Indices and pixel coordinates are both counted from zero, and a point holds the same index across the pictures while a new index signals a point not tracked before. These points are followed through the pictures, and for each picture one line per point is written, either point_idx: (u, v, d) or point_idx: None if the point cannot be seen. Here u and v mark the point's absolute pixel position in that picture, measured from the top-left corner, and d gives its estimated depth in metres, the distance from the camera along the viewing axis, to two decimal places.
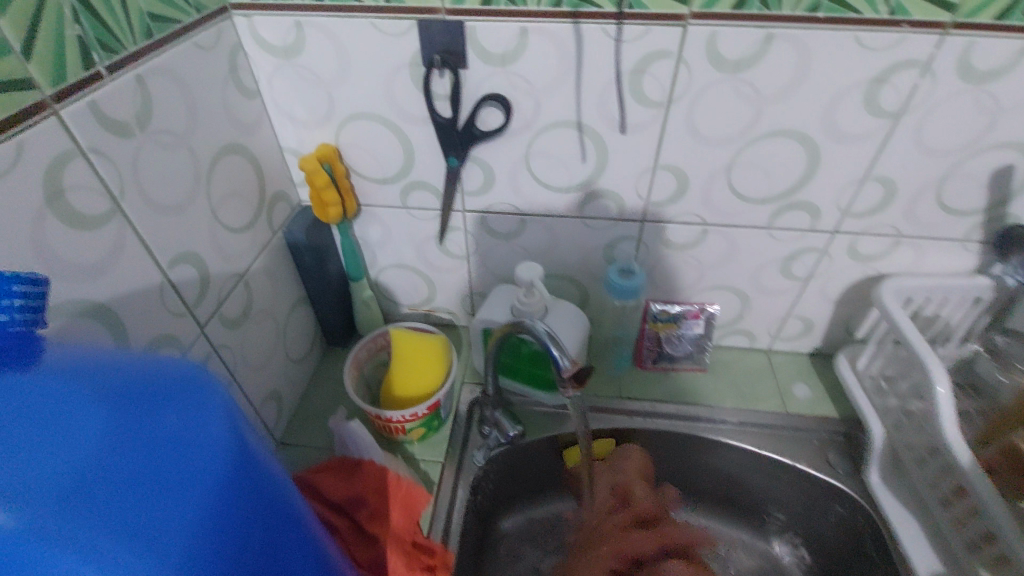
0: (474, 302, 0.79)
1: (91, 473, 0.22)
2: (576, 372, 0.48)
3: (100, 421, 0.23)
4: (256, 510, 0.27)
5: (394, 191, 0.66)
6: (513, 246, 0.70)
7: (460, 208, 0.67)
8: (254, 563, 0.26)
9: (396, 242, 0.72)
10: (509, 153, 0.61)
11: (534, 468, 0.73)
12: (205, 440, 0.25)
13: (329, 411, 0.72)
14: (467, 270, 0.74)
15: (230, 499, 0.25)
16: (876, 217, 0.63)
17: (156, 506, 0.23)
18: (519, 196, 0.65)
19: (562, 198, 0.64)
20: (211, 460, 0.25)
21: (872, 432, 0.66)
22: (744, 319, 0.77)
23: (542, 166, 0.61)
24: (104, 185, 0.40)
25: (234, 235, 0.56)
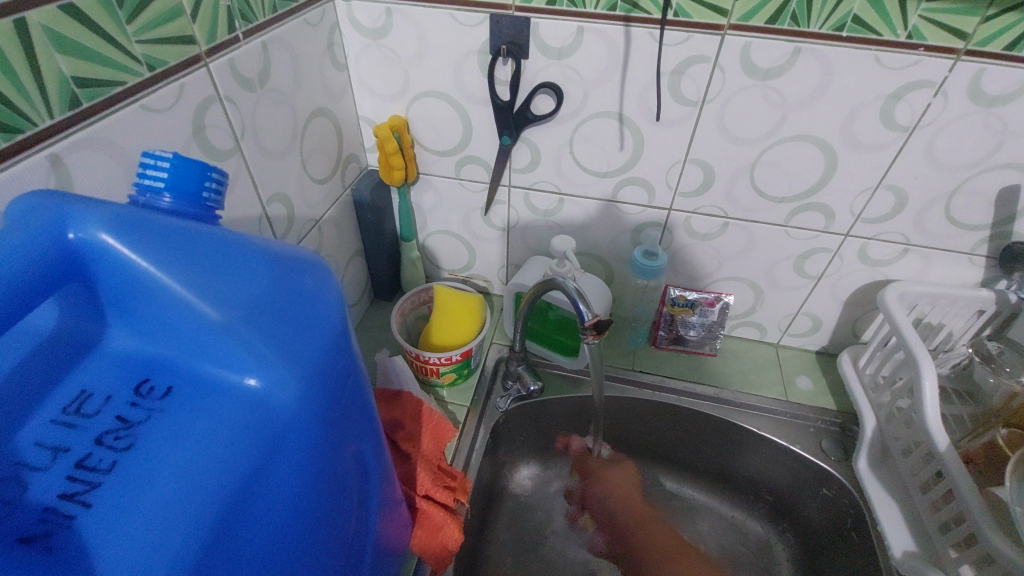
0: (509, 272, 0.87)
1: (250, 309, 0.28)
2: (596, 322, 0.55)
3: (258, 273, 0.29)
4: (352, 371, 0.31)
5: (450, 163, 0.75)
6: (550, 223, 0.78)
7: (507, 183, 0.75)
8: (345, 410, 0.31)
9: (446, 210, 0.81)
10: (556, 137, 0.69)
11: (548, 423, 0.81)
12: (327, 306, 0.30)
13: (373, 352, 0.81)
14: (506, 241, 0.83)
15: (339, 356, 0.30)
16: (887, 224, 0.68)
17: (289, 345, 0.28)
18: (560, 177, 0.73)
19: (599, 182, 0.72)
20: (329, 323, 0.29)
21: (864, 423, 0.71)
22: (756, 312, 0.83)
23: (583, 151, 0.69)
24: (231, 127, 0.50)
25: (315, 185, 0.66)
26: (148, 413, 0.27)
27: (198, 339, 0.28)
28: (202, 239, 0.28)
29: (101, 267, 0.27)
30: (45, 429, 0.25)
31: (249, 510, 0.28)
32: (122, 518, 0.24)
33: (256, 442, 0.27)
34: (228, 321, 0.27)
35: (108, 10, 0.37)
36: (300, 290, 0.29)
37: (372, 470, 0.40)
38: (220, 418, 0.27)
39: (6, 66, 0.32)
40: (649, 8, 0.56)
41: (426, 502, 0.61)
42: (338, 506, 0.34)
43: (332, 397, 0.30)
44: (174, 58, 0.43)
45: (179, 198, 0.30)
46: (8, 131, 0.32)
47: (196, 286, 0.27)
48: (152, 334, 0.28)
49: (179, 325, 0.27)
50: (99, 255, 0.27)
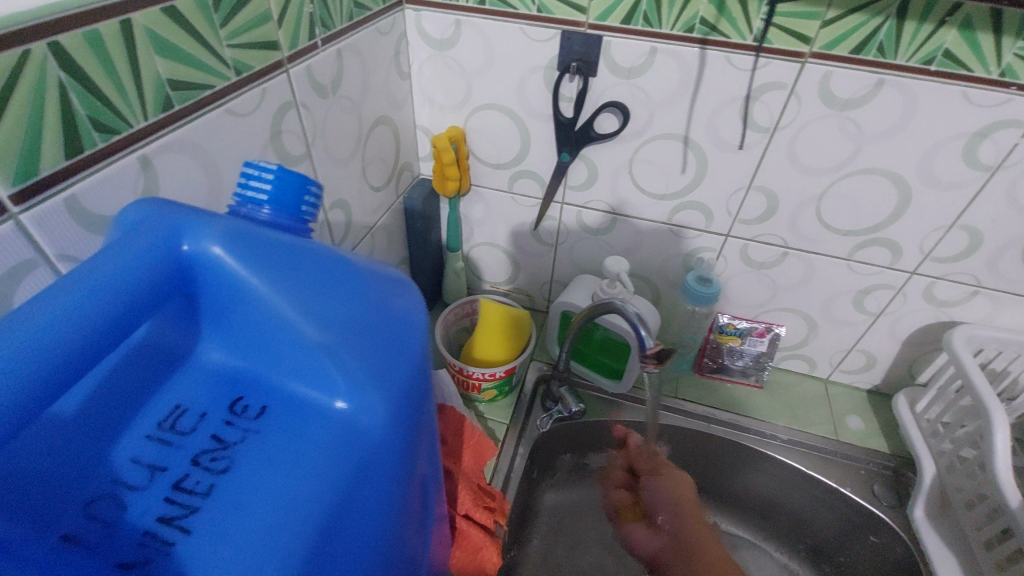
0: (553, 289, 0.86)
1: (347, 328, 0.27)
2: (658, 351, 0.54)
3: (356, 291, 0.28)
4: (429, 391, 0.30)
5: (504, 176, 0.74)
6: (600, 242, 0.77)
7: (560, 200, 0.74)
8: (421, 430, 0.30)
9: (494, 223, 0.80)
10: (617, 157, 0.67)
11: (588, 446, 0.79)
12: (413, 325, 0.29)
13: None
14: (553, 256, 0.81)
15: (422, 376, 0.29)
16: (957, 264, 0.65)
17: (381, 367, 0.27)
18: (615, 196, 0.71)
19: (656, 204, 0.71)
20: (417, 343, 0.28)
21: (923, 471, 0.68)
22: (807, 345, 0.80)
23: (643, 171, 0.68)
24: (303, 134, 0.49)
25: (372, 192, 0.65)
26: (243, 433, 0.26)
27: (293, 357, 0.27)
28: (303, 255, 0.27)
29: (208, 280, 0.26)
30: (143, 447, 0.24)
31: (339, 539, 0.26)
32: (221, 541, 0.23)
33: (347, 466, 0.26)
34: (326, 339, 0.26)
35: (205, 13, 0.37)
36: (392, 309, 0.28)
37: (431, 499, 0.38)
38: (313, 439, 0.26)
39: (110, 70, 0.31)
40: (728, 32, 0.55)
41: (466, 521, 0.59)
42: (405, 534, 0.32)
43: (414, 420, 0.29)
44: (259, 62, 0.42)
45: (277, 210, 0.29)
46: (106, 132, 0.32)
47: (296, 301, 0.26)
48: (246, 348, 0.27)
49: (275, 341, 0.27)
50: (206, 267, 0.26)
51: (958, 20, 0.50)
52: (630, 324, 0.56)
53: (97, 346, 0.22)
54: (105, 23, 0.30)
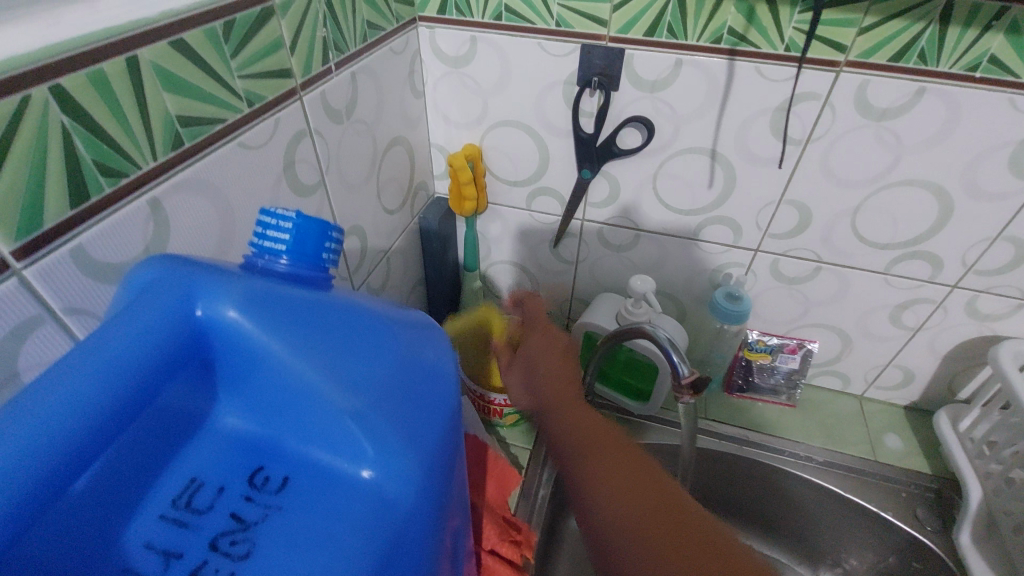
0: (573, 307, 0.83)
1: (374, 388, 0.24)
2: (694, 380, 0.51)
3: (383, 346, 0.26)
4: (458, 450, 0.28)
5: (522, 193, 0.72)
6: (623, 259, 0.74)
7: (580, 217, 0.72)
8: (451, 492, 0.28)
9: (512, 240, 0.78)
10: (640, 172, 0.65)
11: None
12: (440, 379, 0.27)
13: None
14: (574, 274, 0.79)
15: (452, 433, 0.27)
16: (1003, 277, 0.62)
17: (412, 428, 0.25)
18: (638, 212, 0.69)
19: (681, 219, 0.68)
20: (444, 399, 0.26)
21: (969, 495, 0.64)
22: (841, 361, 0.77)
23: (667, 186, 0.65)
24: (317, 161, 0.47)
25: (387, 215, 0.63)
26: (265, 510, 0.23)
27: (317, 424, 0.25)
28: (323, 310, 0.25)
29: (223, 342, 0.24)
30: (159, 531, 0.22)
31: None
32: None
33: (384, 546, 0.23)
34: (354, 405, 0.24)
35: (215, 45, 0.35)
36: (420, 364, 0.26)
37: (459, 563, 0.35)
38: (342, 515, 0.24)
39: (117, 110, 0.30)
40: (758, 42, 0.52)
41: (491, 557, 0.56)
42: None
43: (445, 484, 0.26)
44: (272, 91, 0.40)
45: (296, 261, 0.27)
46: (113, 176, 0.30)
47: (322, 364, 0.24)
48: (265, 412, 0.25)
49: (298, 408, 0.25)
50: (222, 332, 0.24)
51: (1006, 24, 0.46)
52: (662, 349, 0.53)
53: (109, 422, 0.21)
54: (111, 62, 0.29)
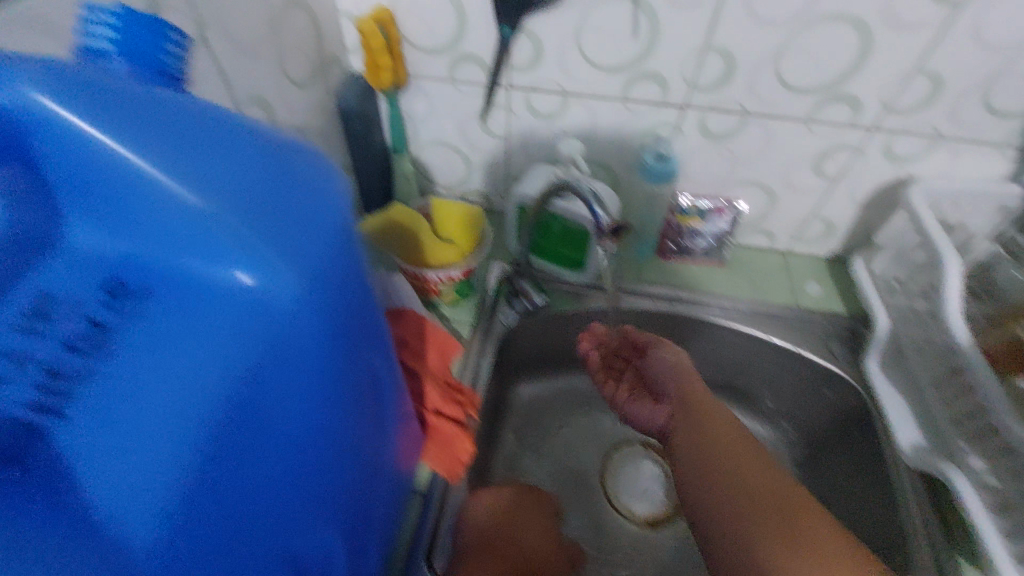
0: (507, 183, 0.81)
1: (236, 192, 0.25)
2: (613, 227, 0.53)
3: (244, 154, 0.25)
4: (353, 266, 0.29)
5: (443, 62, 0.68)
6: (553, 128, 0.72)
7: (506, 83, 0.68)
8: (348, 312, 0.29)
9: (439, 117, 0.74)
10: (562, 27, 0.62)
11: (557, 339, 0.79)
12: (322, 198, 0.27)
13: None
14: (506, 149, 0.76)
15: (339, 249, 0.27)
16: (918, 115, 0.63)
17: (288, 237, 0.25)
18: (565, 73, 0.66)
19: (608, 78, 0.65)
20: (325, 214, 0.27)
21: (878, 325, 0.70)
22: (769, 219, 0.79)
23: (591, 41, 0.62)
24: (193, 12, 0.43)
25: (294, 87, 0.59)
26: (124, 318, 0.27)
27: (192, 232, 0.25)
28: (170, 112, 0.25)
29: (46, 141, 0.23)
30: (10, 337, 0.24)
31: (263, 412, 0.28)
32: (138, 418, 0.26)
33: (250, 345, 0.27)
34: (229, 211, 0.24)
35: None
36: (297, 177, 0.26)
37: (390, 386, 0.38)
38: (218, 312, 0.27)
39: None
40: None
41: (435, 417, 0.59)
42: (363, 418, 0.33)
43: (333, 298, 0.28)
44: None
45: (133, 61, 0.26)
46: None
47: (168, 163, 0.24)
48: (123, 230, 0.26)
49: (162, 220, 0.25)
50: (40, 130, 0.23)
51: None
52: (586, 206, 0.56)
53: None
54: None
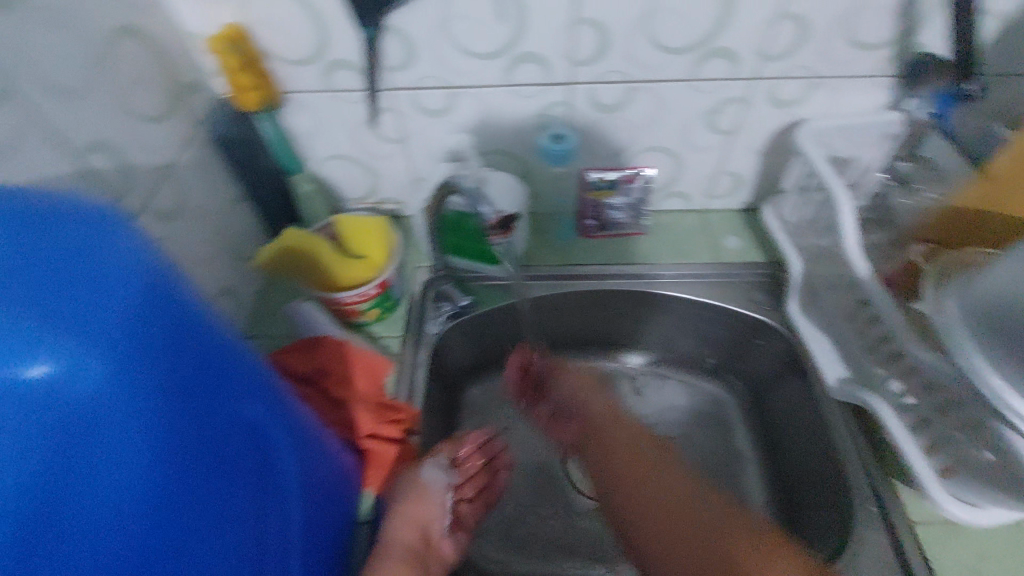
0: (717, 182, 0.75)
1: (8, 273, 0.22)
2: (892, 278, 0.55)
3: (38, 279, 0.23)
4: (171, 329, 0.27)
5: (690, 61, 0.60)
6: (789, 117, 0.66)
7: (753, 76, 0.62)
8: (183, 389, 0.28)
9: (662, 123, 0.66)
10: (837, 8, 0.56)
11: (748, 361, 0.73)
12: (116, 274, 0.25)
13: (554, 262, 0.74)
14: (728, 147, 0.70)
15: (146, 322, 0.26)
16: None
17: (61, 323, 0.23)
18: (823, 58, 0.60)
19: (865, 58, 0.60)
20: (127, 286, 0.25)
21: None
22: None
23: (864, 20, 0.57)
24: None
25: (535, 47, 0.58)
26: (86, 473, 0.26)
27: (95, 289, 0.24)
28: (45, 226, 0.24)
29: None
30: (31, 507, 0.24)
31: (184, 500, 0.29)
32: None
33: (52, 442, 0.25)
34: (139, 285, 0.26)
35: None
36: (114, 254, 0.25)
37: (273, 435, 0.36)
38: (104, 339, 0.24)
39: None
40: None
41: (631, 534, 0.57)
42: (189, 476, 0.29)
43: (147, 364, 0.26)
44: None
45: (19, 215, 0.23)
46: None
47: (30, 305, 0.23)
48: (60, 335, 0.23)
49: (44, 257, 0.23)
50: None
51: None
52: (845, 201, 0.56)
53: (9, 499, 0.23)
54: None
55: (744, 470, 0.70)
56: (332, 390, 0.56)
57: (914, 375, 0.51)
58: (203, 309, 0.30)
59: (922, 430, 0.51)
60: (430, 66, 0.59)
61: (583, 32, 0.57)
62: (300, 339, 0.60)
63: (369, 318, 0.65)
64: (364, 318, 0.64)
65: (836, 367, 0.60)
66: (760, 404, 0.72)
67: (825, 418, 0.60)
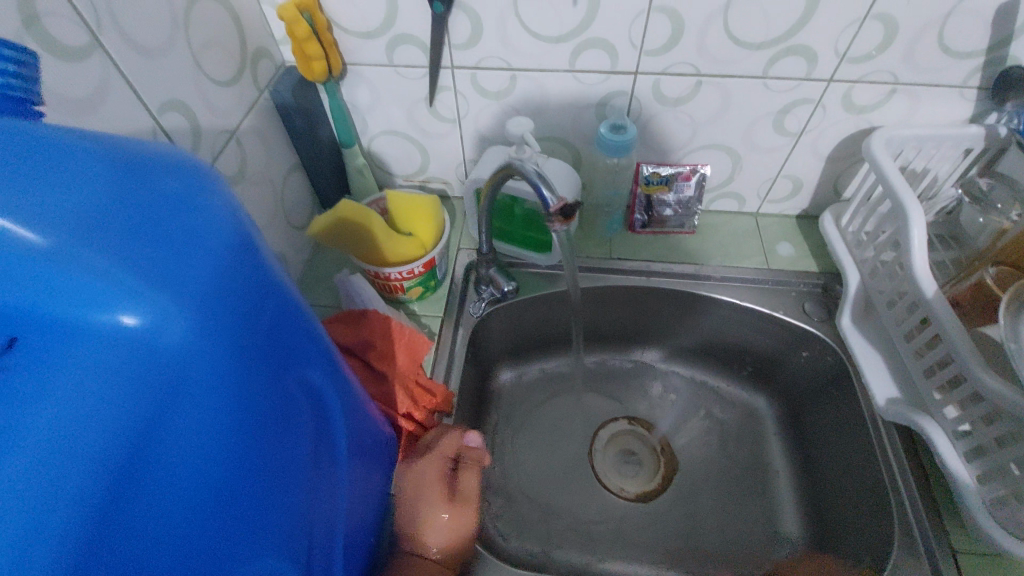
0: (775, 185, 0.72)
1: (107, 220, 0.22)
2: (959, 296, 0.54)
3: (139, 227, 0.22)
4: (255, 291, 0.27)
5: (763, 58, 0.58)
6: (861, 122, 0.63)
7: (829, 76, 0.59)
8: (263, 348, 0.28)
9: (725, 120, 0.64)
10: (930, 10, 0.53)
11: (790, 369, 0.71)
12: (209, 224, 0.25)
13: (598, 254, 0.73)
14: (793, 150, 0.67)
15: (234, 274, 0.26)
16: None
17: (168, 262, 0.23)
18: (908, 64, 0.57)
19: (953, 66, 0.57)
20: (217, 237, 0.25)
21: None
22: None
23: (959, 25, 0.53)
24: None
25: (605, 34, 0.57)
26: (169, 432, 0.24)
27: (196, 244, 0.24)
28: (144, 180, 0.23)
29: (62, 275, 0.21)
30: (119, 468, 0.22)
31: (260, 455, 0.29)
32: (10, 440, 0.20)
33: (143, 396, 0.23)
34: (232, 238, 0.26)
35: None
36: (207, 211, 0.25)
37: (330, 405, 0.37)
38: (199, 298, 0.24)
39: None
40: None
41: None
42: (265, 434, 0.29)
43: (235, 319, 0.26)
44: None
45: (108, 164, 0.23)
46: None
47: (130, 253, 0.22)
48: (161, 281, 0.22)
49: (147, 207, 0.23)
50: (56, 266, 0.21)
51: None
52: (916, 215, 0.53)
53: (107, 449, 0.22)
54: None
55: (776, 483, 0.69)
56: (375, 364, 0.57)
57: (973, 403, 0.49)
58: (278, 271, 0.30)
59: (976, 459, 0.49)
60: (496, 48, 0.59)
61: (656, 20, 0.55)
62: (344, 308, 0.61)
63: (412, 295, 0.66)
64: (407, 295, 0.65)
65: (886, 386, 0.58)
66: (797, 419, 0.70)
67: (870, 438, 0.59)
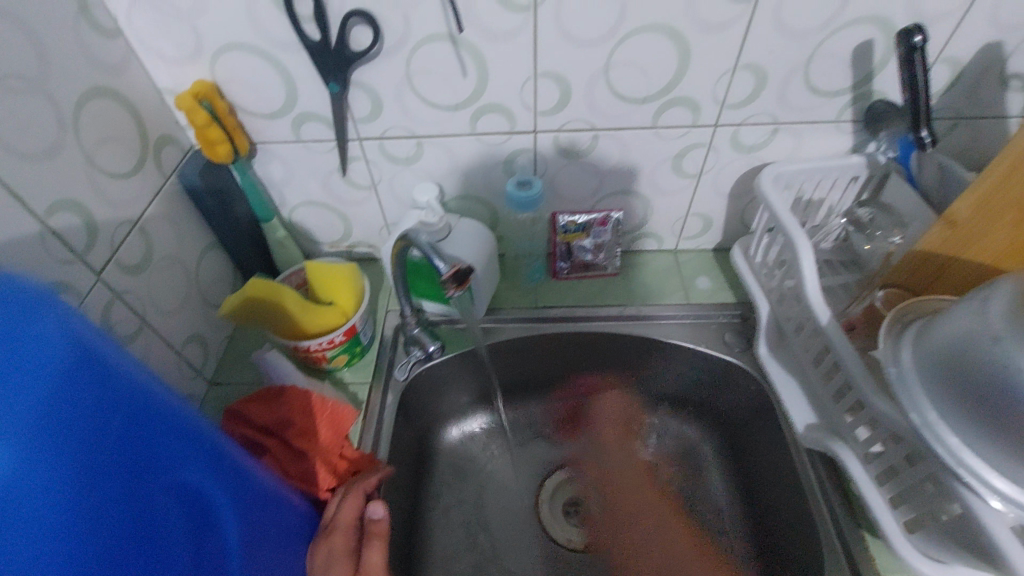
0: (687, 222, 0.75)
1: None
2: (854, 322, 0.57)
3: None
4: (101, 401, 0.28)
5: (650, 110, 0.61)
6: (752, 160, 0.67)
7: (714, 122, 0.63)
8: (116, 458, 0.28)
9: (627, 168, 0.67)
10: (792, 58, 0.57)
11: (722, 402, 0.72)
12: (43, 344, 0.25)
13: (525, 303, 0.74)
14: (696, 189, 0.70)
15: (71, 390, 0.26)
16: None
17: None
18: (783, 106, 0.61)
19: (825, 105, 0.62)
20: (53, 356, 0.25)
21: None
22: None
23: (821, 69, 0.58)
24: None
25: (498, 99, 0.59)
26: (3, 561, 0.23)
27: (25, 367, 0.24)
28: None
29: None
30: None
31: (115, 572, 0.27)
32: None
33: None
34: (71, 355, 0.26)
35: None
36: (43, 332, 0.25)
37: (219, 505, 0.35)
38: (27, 417, 0.24)
39: None
40: None
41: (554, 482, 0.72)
42: (121, 548, 0.28)
43: (73, 434, 0.26)
44: None
45: None
46: None
47: None
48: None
49: None
50: None
51: None
52: (805, 246, 0.56)
53: None
54: None
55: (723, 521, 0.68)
56: (294, 442, 0.55)
57: (877, 426, 0.50)
58: (139, 379, 0.30)
59: (887, 481, 0.50)
60: (398, 118, 0.61)
61: (544, 84, 0.58)
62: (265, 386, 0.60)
63: (337, 364, 0.65)
64: (332, 364, 0.65)
65: (804, 413, 0.60)
66: (736, 451, 0.71)
67: (797, 466, 0.59)
